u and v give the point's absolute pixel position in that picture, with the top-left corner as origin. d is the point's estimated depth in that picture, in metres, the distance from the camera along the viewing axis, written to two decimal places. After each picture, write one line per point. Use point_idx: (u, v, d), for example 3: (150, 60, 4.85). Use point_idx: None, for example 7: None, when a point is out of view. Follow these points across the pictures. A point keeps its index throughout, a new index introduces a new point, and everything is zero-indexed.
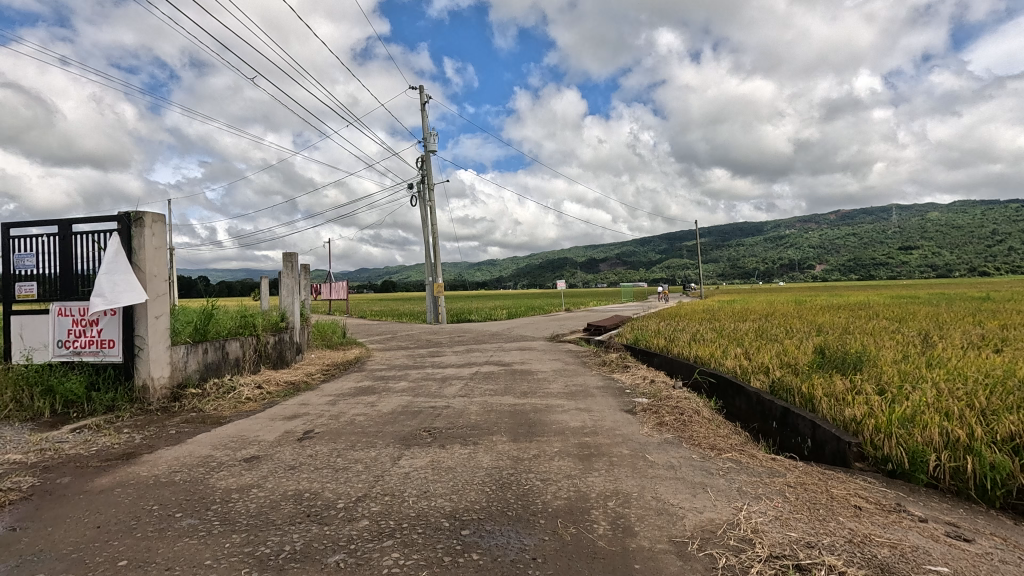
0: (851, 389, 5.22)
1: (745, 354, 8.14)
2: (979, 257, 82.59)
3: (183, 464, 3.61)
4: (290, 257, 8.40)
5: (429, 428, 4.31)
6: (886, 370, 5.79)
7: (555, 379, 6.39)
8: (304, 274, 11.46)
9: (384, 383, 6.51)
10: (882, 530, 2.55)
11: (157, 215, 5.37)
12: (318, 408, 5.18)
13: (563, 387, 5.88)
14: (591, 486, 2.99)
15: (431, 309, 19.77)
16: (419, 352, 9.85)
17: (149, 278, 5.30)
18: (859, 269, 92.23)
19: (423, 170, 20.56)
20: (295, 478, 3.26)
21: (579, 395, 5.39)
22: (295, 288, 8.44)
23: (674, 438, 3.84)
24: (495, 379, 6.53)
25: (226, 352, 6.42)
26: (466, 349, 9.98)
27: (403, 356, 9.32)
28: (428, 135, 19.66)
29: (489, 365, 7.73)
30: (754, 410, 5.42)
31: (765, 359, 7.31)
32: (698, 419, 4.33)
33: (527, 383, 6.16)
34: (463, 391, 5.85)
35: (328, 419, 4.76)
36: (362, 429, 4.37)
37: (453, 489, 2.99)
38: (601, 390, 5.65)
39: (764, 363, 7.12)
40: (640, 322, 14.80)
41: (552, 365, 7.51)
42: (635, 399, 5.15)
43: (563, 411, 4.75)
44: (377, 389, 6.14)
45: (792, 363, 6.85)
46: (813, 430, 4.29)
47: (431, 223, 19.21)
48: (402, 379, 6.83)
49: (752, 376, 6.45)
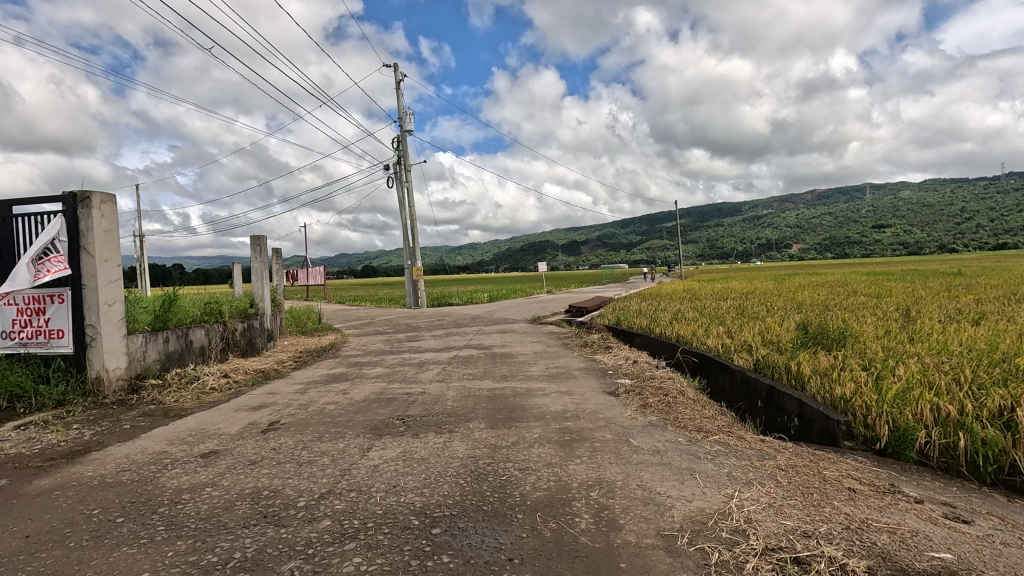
0: (837, 365, 5.14)
1: (728, 332, 8.07)
2: (948, 235, 84.61)
3: (134, 461, 3.32)
4: (257, 240, 7.93)
5: (402, 416, 4.09)
6: (870, 346, 5.74)
7: (536, 361, 6.22)
8: (276, 258, 11.04)
9: (358, 370, 6.24)
10: (879, 514, 2.40)
11: (105, 195, 5.01)
12: (287, 397, 4.92)
13: (545, 370, 5.69)
14: (573, 475, 2.80)
15: (410, 293, 19.43)
16: (396, 337, 9.59)
17: (99, 263, 4.94)
18: (834, 247, 93.88)
19: (400, 151, 20.05)
20: (254, 474, 3.01)
21: (560, 378, 5.23)
22: (265, 272, 8.02)
23: (658, 420, 3.68)
24: (474, 363, 6.32)
25: (190, 341, 6.09)
26: (445, 333, 9.73)
27: (379, 341, 9.07)
28: (404, 114, 19.15)
29: (469, 349, 7.51)
30: (739, 388, 5.31)
31: (748, 337, 7.23)
32: (683, 400, 4.19)
33: (507, 367, 5.96)
34: (440, 376, 5.64)
35: (296, 408, 4.50)
36: (332, 419, 4.12)
37: (425, 483, 2.78)
38: (584, 372, 5.48)
39: (746, 341, 7.04)
40: (622, 302, 14.73)
41: (533, 347, 7.34)
42: (618, 380, 4.99)
43: (543, 395, 4.57)
44: (350, 376, 5.88)
45: (775, 341, 6.77)
46: (799, 409, 4.19)
47: (409, 206, 18.80)
48: (378, 365, 6.58)
49: (736, 355, 6.35)
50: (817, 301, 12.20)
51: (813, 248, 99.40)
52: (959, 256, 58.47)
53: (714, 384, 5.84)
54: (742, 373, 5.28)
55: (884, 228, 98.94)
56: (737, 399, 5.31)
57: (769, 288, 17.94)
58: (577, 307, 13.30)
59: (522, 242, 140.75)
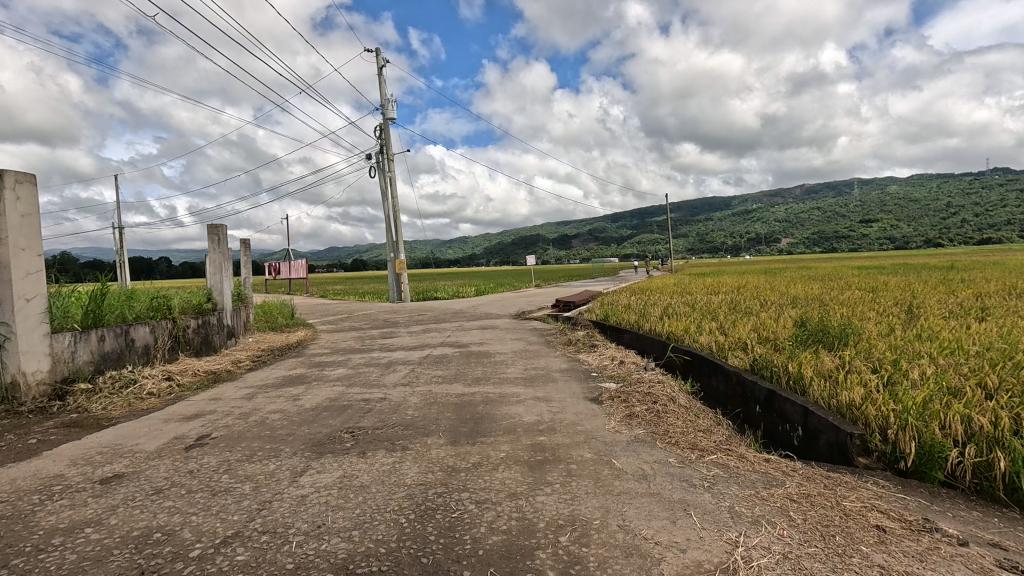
0: (842, 368, 4.68)
1: (721, 329, 7.61)
2: (935, 229, 85.22)
3: (17, 489, 2.76)
4: (216, 229, 7.41)
5: (352, 429, 3.55)
6: (876, 345, 5.28)
7: (514, 362, 5.70)
8: (244, 250, 10.41)
9: (319, 371, 5.69)
10: (921, 566, 1.90)
11: (21, 174, 4.40)
12: (229, 404, 4.36)
13: (522, 372, 5.18)
14: (541, 510, 2.28)
15: (393, 288, 18.83)
16: (370, 333, 9.02)
17: (14, 252, 4.34)
18: (823, 242, 94.25)
19: (382, 140, 19.36)
20: (152, 509, 2.46)
21: (538, 381, 4.71)
22: (223, 266, 7.41)
23: (646, 435, 3.17)
24: (447, 363, 5.78)
25: (131, 340, 5.50)
26: (423, 329, 9.17)
27: (351, 338, 8.51)
28: (387, 102, 18.46)
29: (444, 347, 6.97)
30: (734, 392, 4.86)
31: (743, 334, 6.76)
32: (674, 409, 3.69)
33: (481, 368, 5.43)
34: (407, 378, 5.10)
35: (235, 418, 3.94)
36: (271, 432, 3.57)
37: (357, 522, 2.24)
38: (564, 374, 4.97)
39: (742, 339, 6.57)
40: (610, 296, 14.25)
41: (513, 345, 6.82)
42: (602, 385, 4.48)
43: (517, 402, 4.05)
44: (308, 379, 5.32)
45: (772, 339, 6.30)
46: (804, 418, 3.74)
47: (391, 196, 18.16)
48: (341, 365, 6.01)
49: (731, 355, 5.87)
50: (811, 295, 11.79)
51: (802, 242, 99.71)
52: (947, 251, 58.67)
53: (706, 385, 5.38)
54: (739, 375, 4.81)
55: (872, 223, 99.41)
56: (733, 403, 4.85)
57: (761, 282, 17.51)
58: (564, 302, 12.79)
59: (512, 236, 140.12)
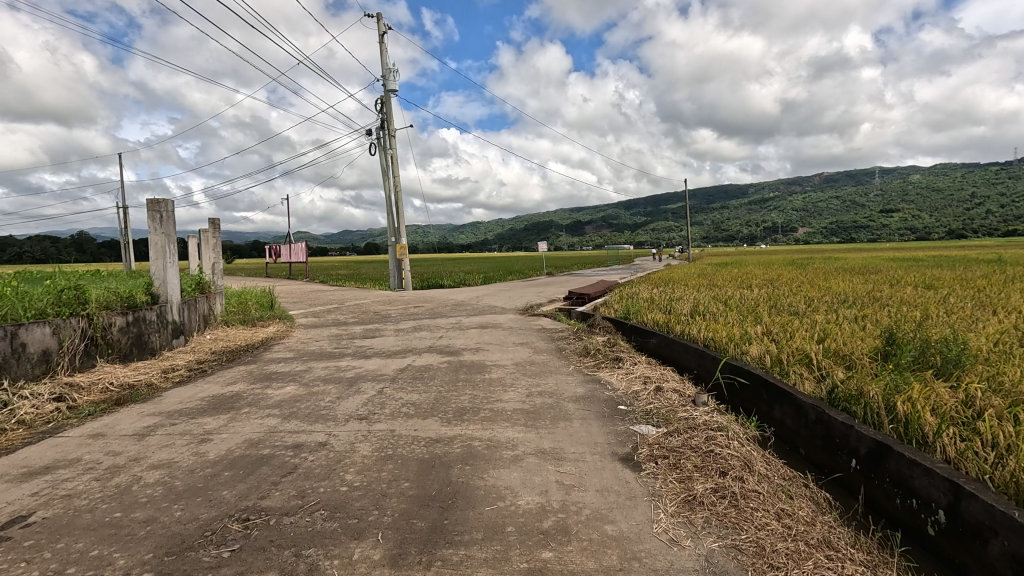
0: (974, 410, 3.32)
1: (774, 338, 6.24)
2: (962, 220, 82.09)
3: None
4: (154, 205, 6.01)
5: (248, 515, 2.25)
6: (1006, 372, 3.89)
7: (514, 381, 4.37)
8: (214, 231, 9.14)
9: (263, 389, 4.39)
10: None
11: None
12: (104, 449, 3.07)
13: (523, 400, 3.84)
14: None
15: (394, 275, 17.49)
16: (351, 331, 7.72)
17: None
18: (843, 232, 91.45)
19: (384, 115, 17.94)
20: None
21: (545, 419, 3.38)
22: (166, 250, 6.05)
23: (727, 560, 1.85)
24: (428, 381, 4.45)
25: (21, 345, 4.22)
26: (414, 327, 7.85)
27: (326, 337, 7.24)
28: (388, 72, 17.02)
29: (431, 354, 5.66)
30: (813, 434, 3.54)
31: (805, 348, 5.37)
32: (756, 487, 2.37)
33: (470, 391, 4.11)
34: (368, 406, 3.79)
35: (92, 479, 2.65)
36: (123, 514, 2.28)
37: None
38: (581, 407, 3.62)
39: (805, 354, 5.19)
40: (628, 289, 12.85)
41: (516, 354, 5.49)
42: (635, 430, 3.14)
43: (512, 461, 2.73)
44: (241, 402, 4.02)
45: (849, 356, 4.92)
46: (950, 500, 2.43)
47: (392, 176, 16.81)
48: (295, 379, 4.71)
49: (800, 381, 4.51)
50: (859, 292, 10.37)
51: (822, 231, 96.89)
52: (979, 242, 56.08)
53: (768, 419, 4.06)
54: (822, 415, 3.48)
55: (895, 212, 96.29)
56: (813, 451, 3.53)
57: (792, 275, 15.98)
58: (577, 295, 11.41)
59: (524, 221, 138.27)
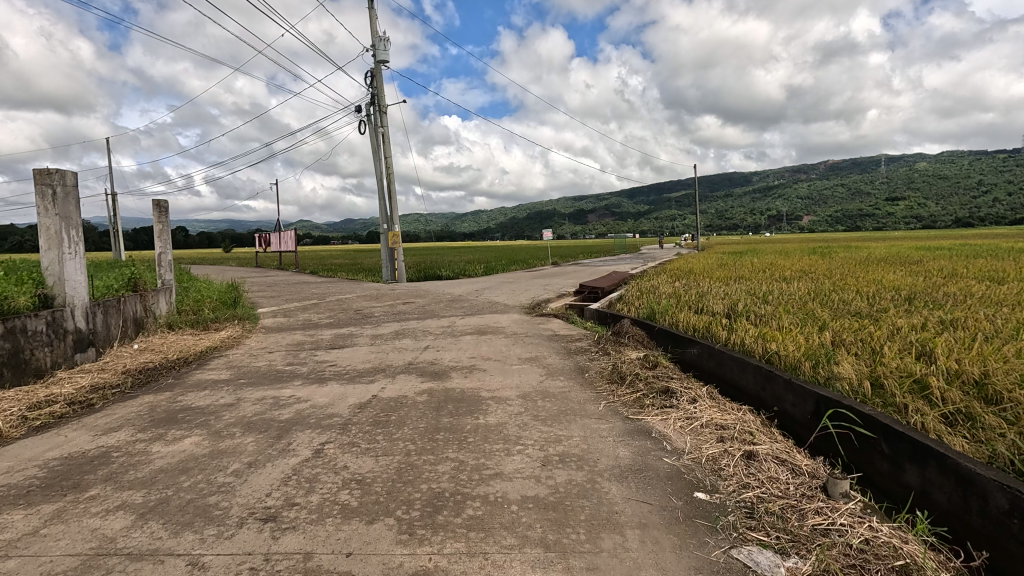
0: None
1: (860, 353, 4.80)
2: (974, 208, 79.99)
3: None
4: (44, 178, 4.53)
5: None
6: None
7: (519, 433, 2.93)
8: (160, 216, 7.60)
9: (149, 444, 2.95)
10: None
11: None
12: None
13: (537, 476, 2.40)
14: None
15: (386, 266, 16.02)
16: (319, 337, 6.31)
17: None
18: (851, 220, 89.47)
19: (373, 91, 16.37)
20: None
21: (577, 533, 1.94)
22: (63, 239, 4.64)
23: None
24: (395, 430, 3.01)
25: None
26: (396, 332, 6.43)
27: (286, 346, 5.80)
28: (377, 41, 15.42)
29: (409, 378, 4.22)
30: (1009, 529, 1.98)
31: (929, 378, 3.91)
32: None
33: (455, 453, 2.67)
34: (288, 488, 2.36)
35: None
36: None
37: None
38: (637, 498, 2.18)
39: (933, 389, 3.74)
40: (645, 282, 11.40)
41: (522, 378, 4.05)
42: (753, 568, 1.72)
43: None
44: (98, 472, 2.58)
45: (1009, 400, 3.46)
46: None
47: (383, 157, 15.30)
48: (207, 423, 3.28)
49: (947, 437, 3.08)
50: (918, 286, 8.95)
51: (830, 219, 94.94)
52: (997, 230, 54.34)
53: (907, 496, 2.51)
54: (1021, 507, 1.94)
55: (904, 200, 94.11)
56: (1008, 565, 1.97)
57: (823, 265, 14.56)
58: (590, 290, 9.97)
59: (527, 209, 136.40)
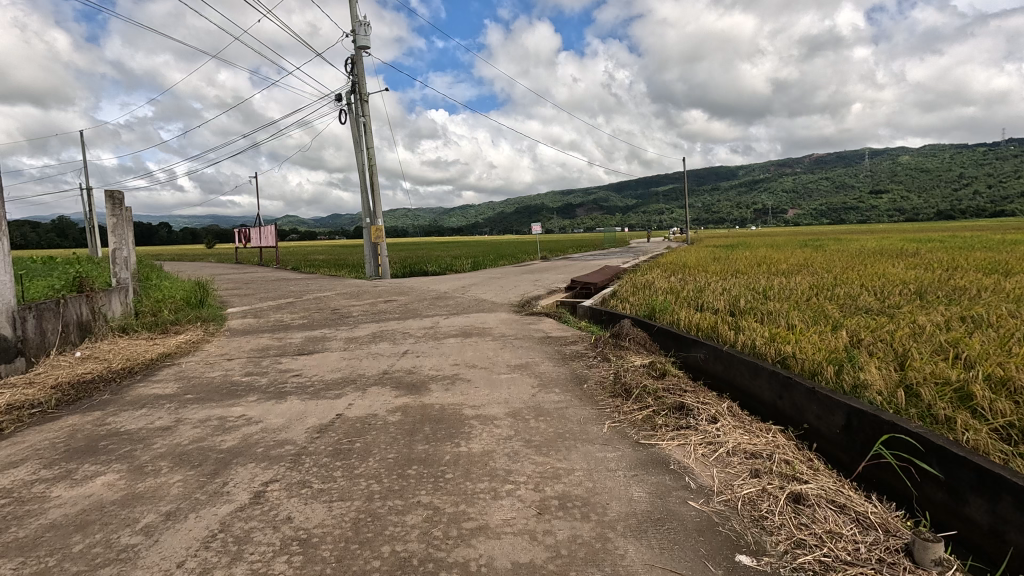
0: None
1: (884, 355, 4.35)
2: (956, 200, 80.80)
3: None
4: None
5: None
6: None
7: (508, 466, 2.41)
8: (114, 208, 6.84)
9: (50, 485, 2.38)
10: None
11: None
12: None
13: (532, 530, 1.88)
14: None
15: (369, 262, 15.37)
16: (288, 341, 5.73)
17: None
18: (836, 213, 90.00)
19: (354, 78, 15.68)
20: None
21: None
22: None
23: None
24: (358, 464, 2.47)
25: None
26: (373, 334, 5.87)
27: (249, 352, 5.22)
28: (358, 26, 14.72)
29: (382, 391, 3.69)
30: None
31: (972, 387, 3.46)
32: None
33: (429, 497, 2.15)
34: (210, 552, 1.82)
35: None
36: None
37: None
38: (662, 567, 1.67)
39: (981, 401, 3.28)
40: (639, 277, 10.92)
41: (510, 391, 3.53)
42: None
43: None
44: None
45: None
46: None
47: (365, 148, 14.65)
48: (132, 453, 2.72)
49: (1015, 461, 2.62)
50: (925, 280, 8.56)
51: (816, 212, 95.46)
52: (981, 221, 54.82)
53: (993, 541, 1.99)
54: None
55: (889, 193, 94.84)
56: None
57: (818, 258, 14.22)
58: (582, 285, 9.46)
59: (515, 204, 135.70)
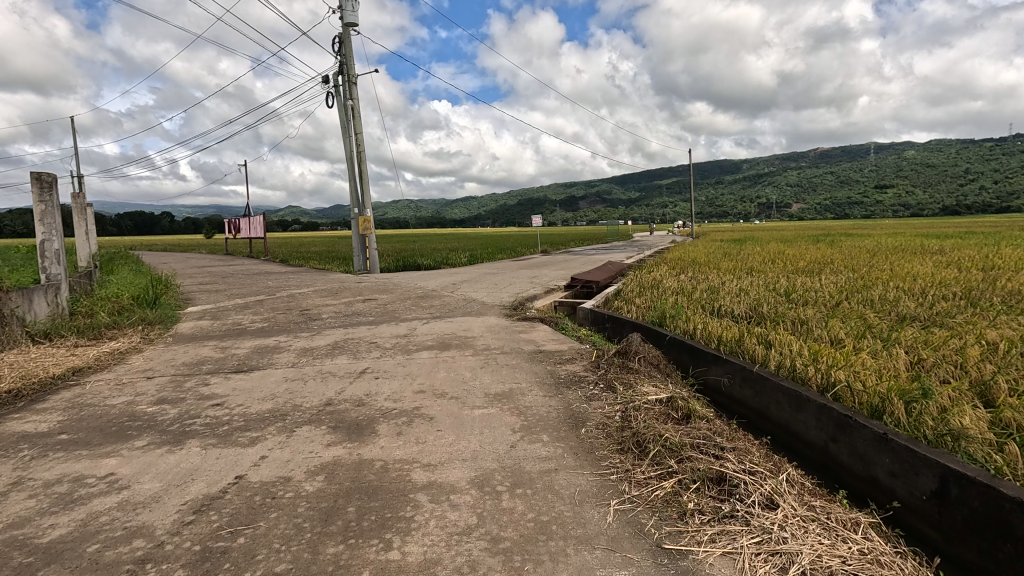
0: None
1: (962, 384, 3.44)
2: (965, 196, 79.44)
3: None
4: None
5: None
6: None
7: None
8: (42, 194, 5.85)
9: None
10: None
11: None
12: None
13: None
14: None
15: (357, 255, 14.43)
16: (231, 353, 4.80)
17: None
18: (841, 208, 88.71)
19: (341, 59, 14.68)
20: None
21: None
22: None
23: None
24: None
25: None
26: (334, 345, 4.96)
27: (177, 368, 4.29)
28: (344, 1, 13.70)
29: (311, 435, 2.77)
30: None
31: None
32: None
33: None
34: None
35: None
36: None
37: None
38: None
39: None
40: (646, 275, 9.99)
41: (481, 440, 2.62)
42: None
43: None
44: None
45: None
46: None
47: (353, 133, 13.69)
48: None
49: None
50: (970, 282, 7.60)
51: (821, 207, 94.18)
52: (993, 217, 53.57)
53: None
54: None
55: (896, 187, 93.40)
56: None
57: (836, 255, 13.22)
58: (583, 284, 8.53)
59: (517, 196, 134.55)
